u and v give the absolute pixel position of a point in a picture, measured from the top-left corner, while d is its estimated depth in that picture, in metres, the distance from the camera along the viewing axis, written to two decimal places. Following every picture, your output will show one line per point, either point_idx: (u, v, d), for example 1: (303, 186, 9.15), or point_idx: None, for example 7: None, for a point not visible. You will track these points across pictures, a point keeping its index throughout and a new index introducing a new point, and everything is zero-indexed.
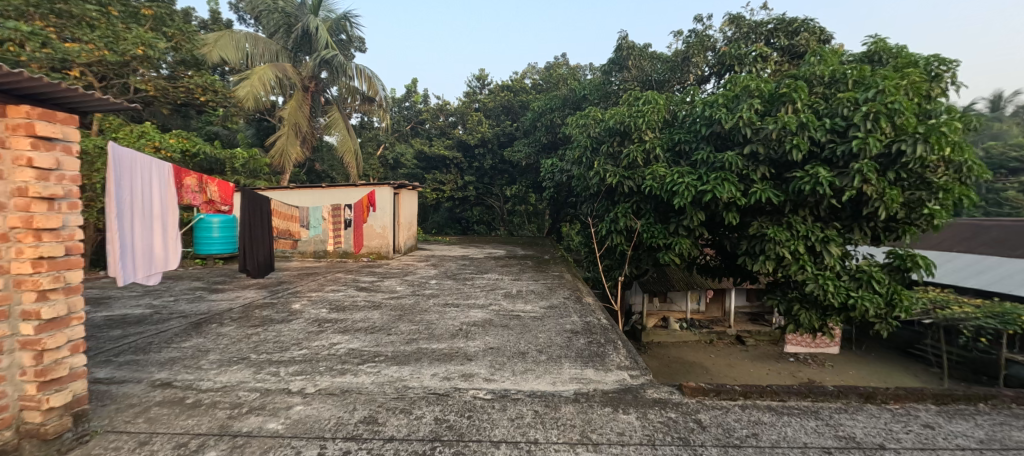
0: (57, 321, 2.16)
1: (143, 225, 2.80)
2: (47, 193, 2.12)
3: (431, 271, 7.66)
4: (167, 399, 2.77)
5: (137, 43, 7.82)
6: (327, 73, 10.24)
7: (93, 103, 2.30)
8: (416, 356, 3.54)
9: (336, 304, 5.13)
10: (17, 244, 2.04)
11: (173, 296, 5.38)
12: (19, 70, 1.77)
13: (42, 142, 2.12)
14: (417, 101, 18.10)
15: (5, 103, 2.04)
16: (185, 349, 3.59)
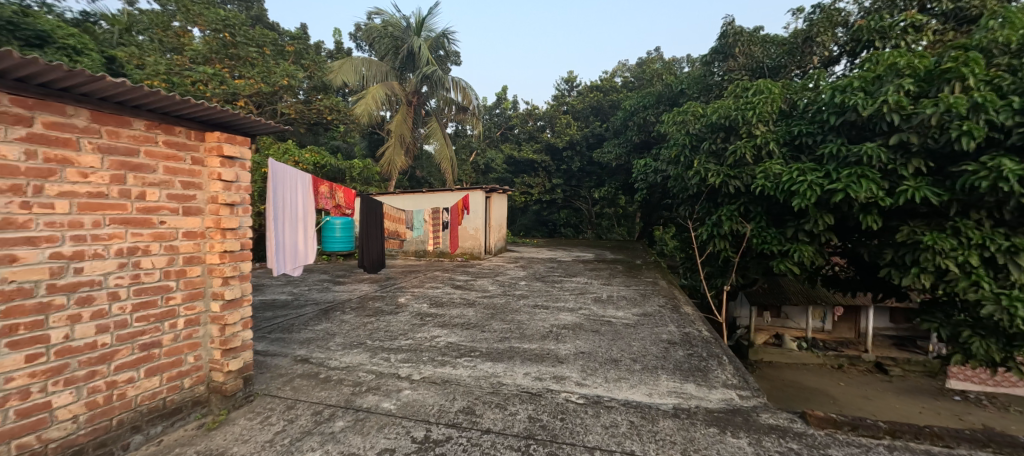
0: (234, 302, 2.71)
1: (292, 224, 3.37)
2: (229, 200, 2.69)
3: (520, 273, 7.84)
4: (305, 372, 3.28)
5: (284, 75, 9.53)
6: (427, 88, 11.18)
7: (259, 126, 2.81)
8: (509, 354, 3.67)
9: (436, 300, 5.56)
10: (210, 240, 2.64)
11: (307, 286, 6.36)
12: (198, 101, 2.22)
13: (226, 160, 2.69)
14: (508, 107, 18.76)
15: (204, 131, 2.64)
16: (318, 332, 4.22)
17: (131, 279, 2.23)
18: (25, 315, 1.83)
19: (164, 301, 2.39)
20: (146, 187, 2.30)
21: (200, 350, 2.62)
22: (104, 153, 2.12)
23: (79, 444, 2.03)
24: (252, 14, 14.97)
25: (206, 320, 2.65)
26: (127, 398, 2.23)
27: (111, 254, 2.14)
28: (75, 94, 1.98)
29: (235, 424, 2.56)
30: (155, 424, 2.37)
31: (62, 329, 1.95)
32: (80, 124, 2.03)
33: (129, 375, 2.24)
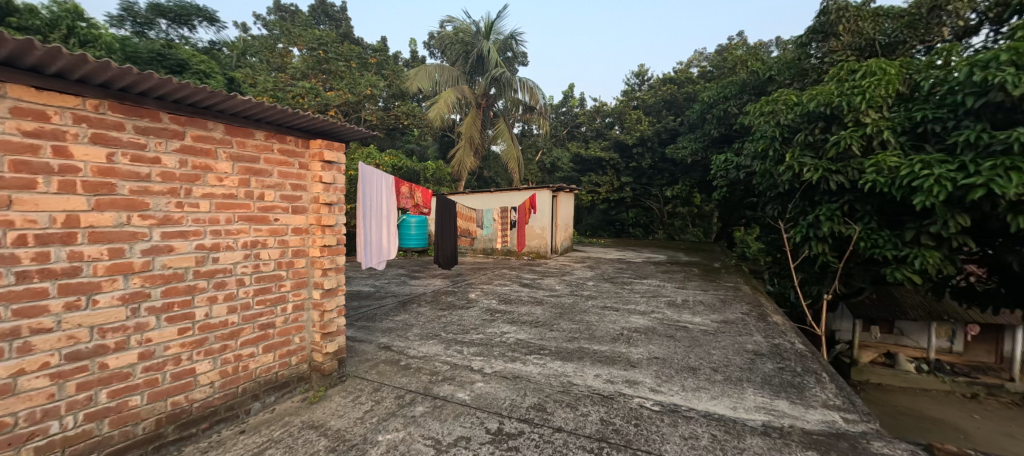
0: (331, 291, 3.03)
1: (378, 221, 3.67)
2: (329, 200, 3.00)
3: (587, 273, 7.71)
4: (388, 359, 3.56)
5: (367, 85, 10.47)
6: (495, 90, 11.44)
7: (353, 132, 3.08)
8: (578, 355, 3.63)
9: (504, 297, 5.69)
10: (313, 235, 2.97)
11: (387, 279, 6.89)
12: (303, 112, 2.49)
13: (326, 164, 3.00)
14: (574, 105, 18.56)
15: (308, 139, 2.96)
16: (397, 322, 4.55)
17: (253, 268, 2.61)
18: (178, 294, 2.24)
19: (277, 287, 2.76)
20: (264, 189, 2.66)
21: (304, 333, 2.97)
22: (234, 160, 2.50)
23: (215, 405, 2.44)
24: (340, 31, 16.56)
25: (309, 306, 2.99)
26: (249, 369, 2.61)
27: (238, 245, 2.52)
28: (213, 110, 2.35)
29: (332, 401, 2.86)
30: (269, 394, 2.74)
31: (203, 308, 2.35)
32: (217, 136, 2.41)
33: (251, 350, 2.62)
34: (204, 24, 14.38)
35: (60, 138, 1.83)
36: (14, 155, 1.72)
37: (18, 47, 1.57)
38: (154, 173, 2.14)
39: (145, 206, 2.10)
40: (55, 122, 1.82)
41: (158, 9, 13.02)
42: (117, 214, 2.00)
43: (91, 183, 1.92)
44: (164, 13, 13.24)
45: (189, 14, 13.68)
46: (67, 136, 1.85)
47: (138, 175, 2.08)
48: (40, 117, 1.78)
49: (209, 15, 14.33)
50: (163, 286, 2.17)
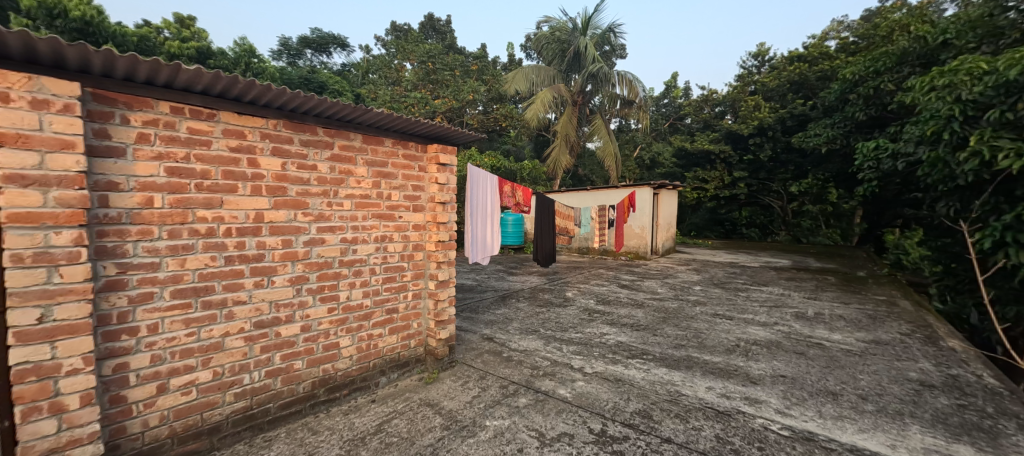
0: (443, 282, 3.30)
1: (484, 219, 3.89)
2: (443, 200, 3.28)
3: (694, 276, 7.14)
4: (492, 349, 3.76)
5: (470, 91, 11.13)
6: (592, 86, 11.23)
7: (464, 136, 3.30)
8: (687, 364, 3.38)
9: (602, 298, 5.58)
10: (430, 231, 3.27)
11: (487, 274, 7.26)
12: (423, 119, 2.75)
13: (441, 167, 3.28)
14: (678, 95, 17.26)
15: (426, 144, 3.27)
16: (498, 315, 4.78)
17: (382, 259, 2.98)
18: (328, 279, 2.68)
19: (401, 277, 3.11)
20: (392, 189, 3.02)
21: (421, 319, 3.30)
22: (369, 165, 2.87)
23: (353, 376, 2.85)
24: (445, 43, 17.86)
25: (425, 295, 3.31)
26: (379, 347, 3.00)
27: (371, 239, 2.90)
28: (354, 123, 2.74)
29: (444, 383, 3.12)
30: (393, 371, 3.11)
31: (345, 292, 2.77)
32: (357, 144, 2.80)
33: (380, 331, 3.00)
34: (338, 49, 16.88)
35: (251, 152, 2.32)
36: (224, 167, 2.23)
37: (229, 83, 2.03)
38: (312, 178, 2.58)
39: (306, 205, 2.55)
40: (249, 139, 2.31)
41: (305, 40, 15.92)
42: (286, 211, 2.47)
43: (270, 187, 2.40)
44: (310, 44, 16.04)
45: (326, 41, 16.31)
46: (255, 150, 2.34)
47: (301, 180, 2.53)
48: (239, 136, 2.28)
49: (342, 41, 16.76)
50: (317, 272, 2.62)
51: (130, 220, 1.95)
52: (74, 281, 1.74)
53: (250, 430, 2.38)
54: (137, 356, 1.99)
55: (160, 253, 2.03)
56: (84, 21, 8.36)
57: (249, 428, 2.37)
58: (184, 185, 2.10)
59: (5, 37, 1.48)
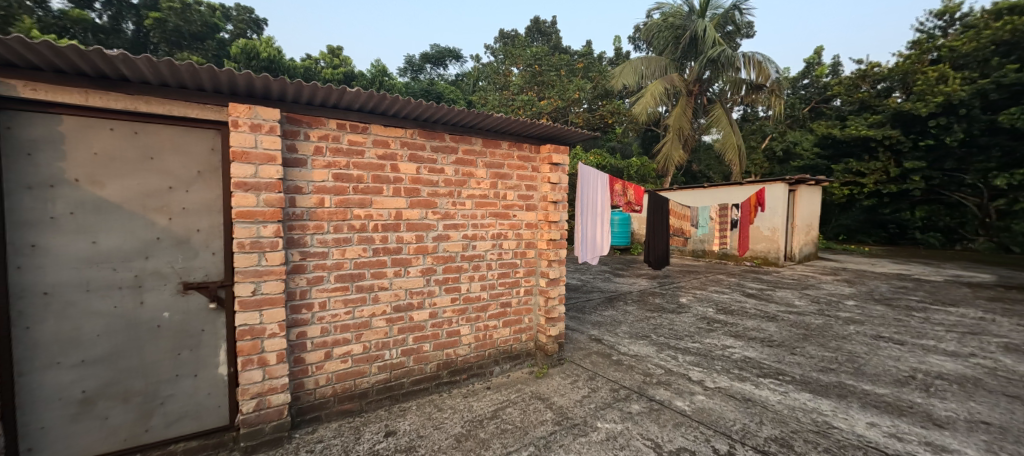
0: (554, 280, 3.35)
1: (594, 218, 3.87)
2: (555, 199, 3.32)
3: (844, 289, 5.99)
4: (600, 351, 3.70)
5: (575, 90, 11.01)
6: (711, 73, 10.19)
7: (577, 136, 3.31)
8: (837, 391, 2.86)
9: (723, 306, 5.04)
10: (541, 230, 3.36)
11: (592, 275, 7.15)
12: (537, 120, 2.82)
13: (554, 167, 3.33)
14: (822, 74, 14.62)
15: (540, 145, 3.36)
16: (606, 317, 4.67)
17: (497, 255, 3.16)
18: (452, 272, 2.94)
19: (514, 273, 3.26)
20: (507, 190, 3.19)
21: (532, 314, 3.41)
22: (487, 167, 3.07)
23: (471, 362, 3.09)
24: (551, 44, 17.99)
25: (536, 292, 3.41)
26: (494, 338, 3.19)
27: (489, 236, 3.11)
28: (476, 128, 2.95)
29: (554, 379, 3.18)
30: (506, 362, 3.28)
31: (465, 284, 3.02)
32: (478, 148, 3.01)
33: (495, 323, 3.19)
34: (453, 61, 18.43)
35: (393, 159, 2.68)
36: (374, 172, 2.61)
37: (380, 100, 2.37)
38: (440, 180, 2.86)
39: (435, 204, 2.85)
40: (392, 148, 2.67)
41: (426, 56, 17.82)
42: (420, 210, 2.79)
43: (407, 188, 2.73)
44: (429, 59, 17.88)
45: (443, 56, 18.01)
46: (397, 157, 2.69)
47: (431, 182, 2.83)
48: (384, 145, 2.64)
49: (457, 54, 18.24)
50: (443, 265, 2.90)
51: (309, 216, 2.41)
52: (274, 264, 2.24)
53: (389, 398, 2.75)
54: (312, 327, 2.46)
55: (328, 244, 2.48)
56: (269, 59, 10.67)
57: (388, 397, 2.75)
58: (344, 188, 2.52)
59: (236, 78, 1.97)
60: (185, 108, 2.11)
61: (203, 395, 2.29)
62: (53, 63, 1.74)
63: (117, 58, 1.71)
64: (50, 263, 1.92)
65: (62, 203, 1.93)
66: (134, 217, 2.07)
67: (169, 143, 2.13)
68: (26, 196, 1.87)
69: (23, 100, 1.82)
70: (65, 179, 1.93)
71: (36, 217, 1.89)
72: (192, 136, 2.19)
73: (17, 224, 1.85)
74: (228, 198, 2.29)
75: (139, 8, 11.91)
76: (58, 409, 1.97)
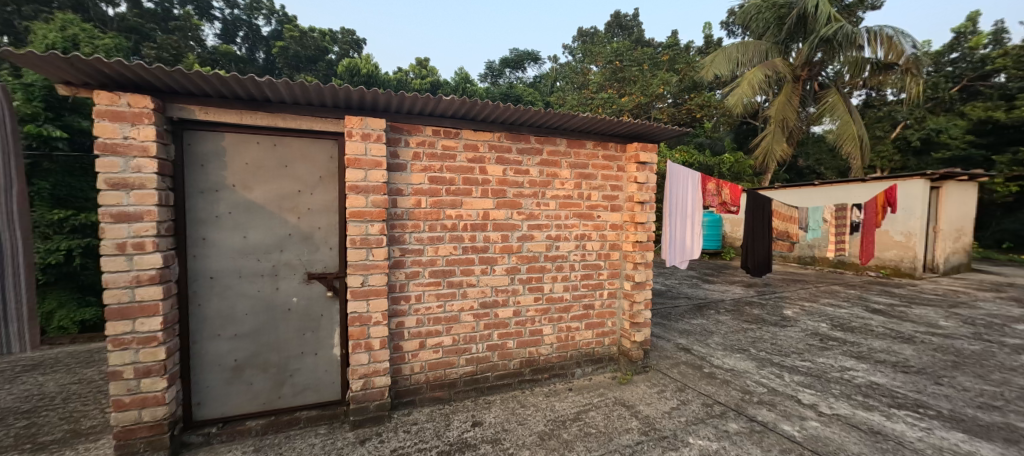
0: (640, 284, 3.20)
1: (684, 219, 3.65)
2: (642, 199, 3.17)
3: (1011, 310, 4.83)
4: (689, 361, 3.46)
5: (659, 84, 10.33)
6: (824, 54, 8.93)
7: (666, 132, 3.13)
8: (1006, 435, 2.32)
9: (840, 322, 4.39)
10: (627, 231, 3.25)
11: (678, 281, 6.72)
12: (621, 117, 2.71)
13: (641, 165, 3.18)
14: (978, 45, 11.95)
15: (627, 144, 3.24)
16: (695, 326, 4.37)
17: (580, 256, 3.13)
18: (535, 272, 2.99)
19: (597, 275, 3.21)
20: (591, 190, 3.14)
21: (616, 318, 3.32)
22: (572, 167, 3.06)
23: (553, 362, 3.11)
24: (632, 38, 17.26)
25: (620, 295, 3.31)
26: (576, 340, 3.17)
27: (572, 237, 3.09)
28: (560, 129, 2.96)
29: (639, 387, 3.05)
30: (588, 364, 3.24)
31: (549, 284, 3.04)
32: (562, 149, 3.02)
33: (578, 325, 3.17)
34: (531, 64, 18.69)
35: (481, 162, 2.80)
36: (464, 175, 2.76)
37: (471, 106, 2.50)
38: (525, 181, 2.92)
39: (520, 205, 2.92)
40: (480, 151, 2.80)
41: (505, 61, 18.34)
42: (506, 211, 2.88)
43: (494, 190, 2.84)
44: (509, 63, 18.37)
45: (522, 59, 18.37)
46: (485, 160, 2.81)
47: (517, 183, 2.90)
48: (474, 149, 2.78)
49: (535, 56, 18.47)
50: (527, 264, 2.96)
51: (408, 216, 2.63)
52: (379, 259, 2.48)
53: (474, 390, 2.88)
54: (409, 318, 2.68)
55: (423, 242, 2.68)
56: (368, 75, 11.92)
57: (474, 389, 2.88)
58: (438, 190, 2.70)
59: (350, 93, 2.22)
60: (311, 122, 2.44)
61: (321, 371, 2.62)
62: (220, 90, 2.14)
63: (263, 83, 2.05)
64: (214, 253, 2.36)
65: (223, 204, 2.36)
66: (273, 217, 2.45)
67: (299, 153, 2.48)
68: (199, 198, 2.32)
69: (198, 121, 2.26)
70: (225, 185, 2.35)
71: (204, 216, 2.33)
72: (315, 146, 2.52)
73: (193, 221, 2.31)
74: (342, 200, 2.59)
75: (269, 39, 14.08)
76: (218, 373, 2.41)
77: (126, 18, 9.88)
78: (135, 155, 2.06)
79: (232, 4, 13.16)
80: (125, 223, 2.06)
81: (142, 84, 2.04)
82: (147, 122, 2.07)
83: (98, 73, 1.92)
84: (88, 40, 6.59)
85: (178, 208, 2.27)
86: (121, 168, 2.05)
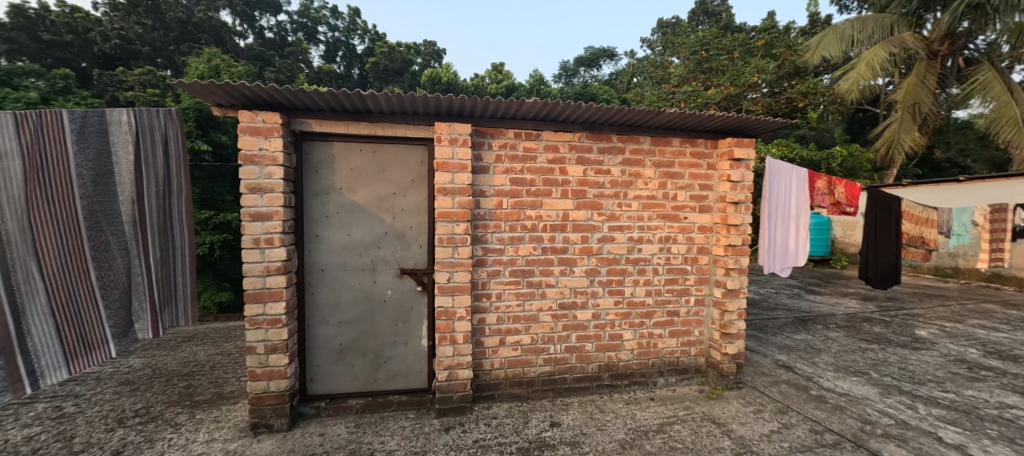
0: (733, 292, 2.93)
1: (785, 221, 3.28)
2: (736, 199, 2.90)
3: None
4: (792, 381, 3.10)
5: (754, 72, 8.80)
6: (973, 22, 7.40)
7: (765, 125, 2.84)
8: None
9: (997, 349, 3.60)
10: (717, 234, 3.00)
11: (774, 290, 6.06)
12: (712, 112, 2.52)
13: (736, 163, 2.91)
14: None
15: (718, 139, 3.00)
16: (798, 342, 3.89)
17: (664, 260, 2.97)
18: (616, 274, 2.91)
19: (683, 280, 3.01)
20: (678, 190, 2.96)
21: (704, 327, 3.09)
22: (656, 166, 2.92)
23: (633, 369, 2.99)
24: (720, 24, 15.88)
25: (710, 303, 3.07)
26: (658, 347, 3.01)
27: (656, 239, 2.95)
28: (644, 126, 2.84)
29: (730, 403, 2.80)
30: (671, 375, 3.06)
31: (630, 288, 2.93)
32: (646, 147, 2.90)
33: (660, 331, 3.01)
34: (607, 61, 18.16)
35: (562, 163, 2.80)
36: (544, 176, 2.78)
37: (553, 108, 2.51)
38: (607, 181, 2.86)
39: (601, 205, 2.86)
40: (561, 152, 2.79)
41: (580, 60, 18.15)
42: (586, 211, 2.84)
43: (574, 190, 2.82)
44: (583, 62, 18.14)
45: (597, 57, 17.98)
46: (565, 160, 2.80)
47: (598, 183, 2.85)
48: (554, 150, 2.79)
49: (611, 52, 17.95)
50: (607, 266, 2.90)
51: (490, 216, 2.72)
52: (464, 257, 2.60)
53: (552, 391, 2.89)
54: (490, 315, 2.78)
55: (504, 242, 2.76)
56: (448, 83, 12.61)
57: (552, 389, 2.88)
58: (519, 191, 2.76)
59: (439, 101, 2.36)
60: (405, 129, 2.65)
61: (411, 360, 2.83)
62: (331, 104, 2.42)
63: (366, 96, 2.27)
64: (325, 249, 2.68)
65: (332, 206, 2.67)
66: (372, 216, 2.71)
67: (395, 158, 2.71)
68: (314, 200, 2.65)
69: (314, 133, 2.58)
70: (334, 188, 2.66)
71: (317, 215, 2.65)
72: (408, 151, 2.73)
73: (309, 220, 2.64)
74: (431, 201, 2.77)
75: (363, 56, 15.61)
76: (327, 354, 2.73)
77: (254, 48, 11.70)
78: (268, 164, 2.41)
79: (334, 28, 14.87)
80: (259, 222, 2.43)
81: (273, 102, 2.39)
82: (277, 135, 2.41)
83: (243, 96, 2.28)
84: (226, 69, 7.91)
85: (298, 208, 2.61)
86: (257, 175, 2.41)
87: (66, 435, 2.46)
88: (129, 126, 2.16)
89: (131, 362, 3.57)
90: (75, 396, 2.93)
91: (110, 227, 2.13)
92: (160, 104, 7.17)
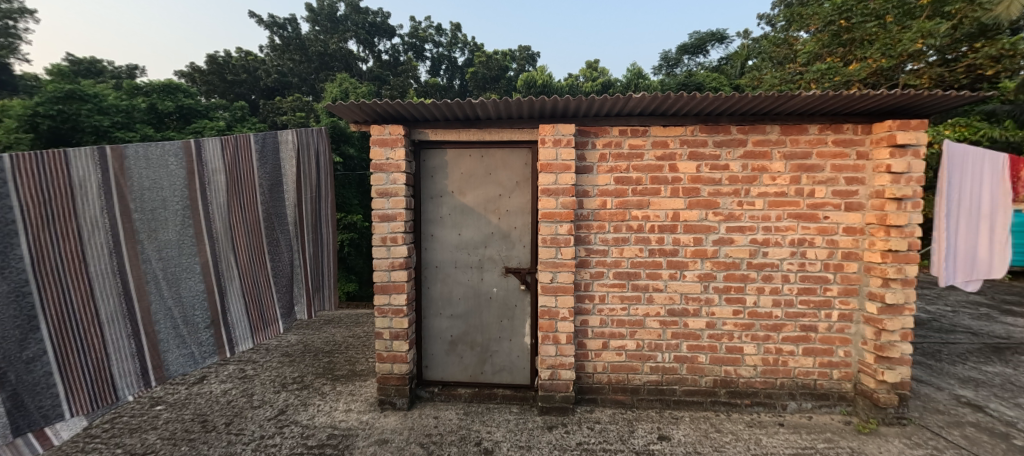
0: (893, 307, 2.41)
1: (971, 221, 2.62)
2: (899, 194, 2.36)
3: None
4: (981, 424, 2.43)
5: (916, 37, 6.85)
6: None
7: (941, 101, 2.29)
8: None
9: None
10: (871, 236, 2.50)
11: (950, 308, 4.83)
12: (864, 91, 2.11)
13: (898, 149, 2.38)
14: None
15: (872, 123, 2.51)
16: (990, 375, 3.06)
17: (798, 266, 2.59)
18: (735, 280, 2.63)
19: (822, 290, 2.59)
20: (816, 185, 2.56)
21: (851, 347, 2.61)
22: (787, 158, 2.56)
23: (756, 387, 2.67)
24: None
25: (859, 318, 2.59)
26: (789, 366, 2.64)
27: (786, 242, 2.59)
28: (772, 114, 2.51)
29: (889, 442, 2.32)
30: (806, 399, 2.65)
31: (752, 296, 2.62)
32: (773, 137, 2.56)
33: (791, 348, 2.63)
34: (715, 46, 16.49)
35: (672, 159, 2.62)
36: (652, 173, 2.64)
37: (662, 101, 2.36)
38: (724, 178, 2.60)
39: (717, 204, 2.61)
40: (670, 147, 2.62)
41: (683, 48, 16.84)
42: (700, 211, 2.62)
43: (686, 188, 2.62)
44: (687, 49, 16.81)
45: (704, 42, 16.45)
46: (675, 156, 2.62)
47: (714, 180, 2.60)
48: (664, 145, 2.62)
49: (722, 34, 16.24)
50: (725, 271, 2.63)
51: (594, 217, 2.68)
52: (567, 257, 2.60)
53: (659, 401, 2.72)
54: (593, 317, 2.73)
55: (609, 243, 2.69)
56: (542, 85, 12.84)
57: (660, 400, 2.72)
58: (624, 191, 2.66)
59: (543, 104, 2.40)
60: (511, 133, 2.75)
61: (515, 356, 2.93)
62: (446, 114, 2.62)
63: (475, 104, 2.43)
64: (440, 246, 2.92)
65: (446, 207, 2.89)
66: (480, 217, 2.87)
67: (502, 161, 2.84)
68: (430, 202, 2.91)
69: (430, 141, 2.84)
70: (447, 192, 2.88)
71: (433, 216, 2.91)
72: (513, 154, 2.83)
73: (427, 220, 2.91)
74: (535, 201, 2.83)
75: (463, 68, 16.70)
76: (440, 344, 2.97)
77: (373, 70, 13.37)
78: (393, 172, 2.73)
79: (438, 44, 16.20)
80: (386, 223, 2.75)
81: (398, 117, 2.69)
82: (400, 145, 2.71)
83: (374, 113, 2.62)
84: (353, 90, 9.15)
85: (417, 210, 2.90)
86: (384, 181, 2.74)
87: (248, 391, 3.11)
88: (293, 145, 2.66)
89: (290, 337, 4.36)
90: (252, 362, 3.68)
91: (280, 228, 2.63)
92: (305, 124, 8.60)
